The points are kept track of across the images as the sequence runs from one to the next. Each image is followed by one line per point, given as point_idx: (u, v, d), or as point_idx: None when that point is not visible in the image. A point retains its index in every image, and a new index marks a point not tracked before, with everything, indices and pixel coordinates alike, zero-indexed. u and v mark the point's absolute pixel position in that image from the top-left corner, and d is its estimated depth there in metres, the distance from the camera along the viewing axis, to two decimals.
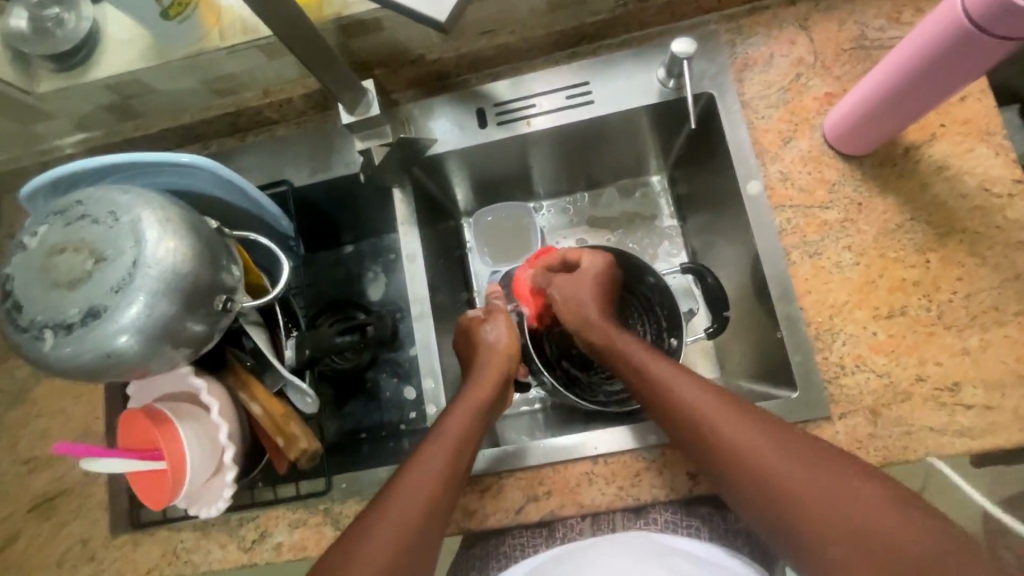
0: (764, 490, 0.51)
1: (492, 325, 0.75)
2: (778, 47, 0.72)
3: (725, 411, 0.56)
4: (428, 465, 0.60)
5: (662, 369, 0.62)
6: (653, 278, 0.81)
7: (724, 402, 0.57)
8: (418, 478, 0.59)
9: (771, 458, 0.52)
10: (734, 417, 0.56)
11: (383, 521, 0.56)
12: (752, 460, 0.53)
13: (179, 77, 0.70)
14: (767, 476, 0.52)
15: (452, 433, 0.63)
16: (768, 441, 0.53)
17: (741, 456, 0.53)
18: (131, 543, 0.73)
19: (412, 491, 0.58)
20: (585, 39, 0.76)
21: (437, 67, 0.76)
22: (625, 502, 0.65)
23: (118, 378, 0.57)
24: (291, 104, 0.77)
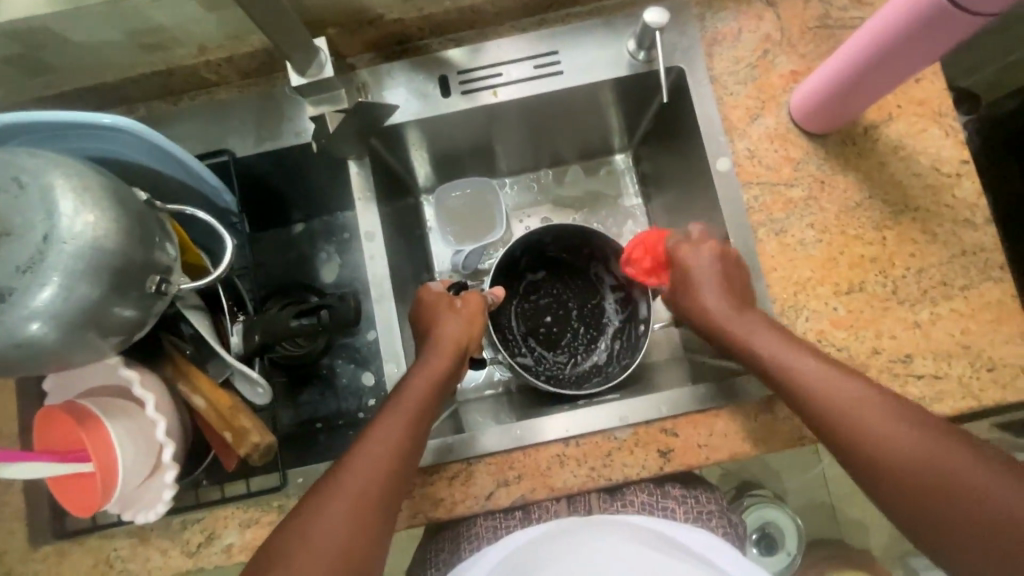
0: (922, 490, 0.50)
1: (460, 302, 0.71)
2: (746, 23, 0.71)
3: (880, 412, 0.53)
4: (383, 449, 0.57)
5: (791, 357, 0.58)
6: (629, 262, 0.79)
7: (862, 392, 0.55)
8: (373, 451, 0.56)
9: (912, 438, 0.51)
10: (878, 411, 0.53)
11: (333, 504, 0.53)
12: (904, 457, 0.51)
13: (97, 27, 0.61)
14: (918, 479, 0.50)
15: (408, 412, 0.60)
16: (916, 437, 0.51)
17: (878, 443, 0.52)
18: (56, 555, 0.65)
19: (367, 469, 0.55)
20: (554, 6, 0.72)
21: (396, 29, 0.70)
22: (598, 483, 0.65)
23: (30, 371, 0.49)
24: (232, 65, 0.69)
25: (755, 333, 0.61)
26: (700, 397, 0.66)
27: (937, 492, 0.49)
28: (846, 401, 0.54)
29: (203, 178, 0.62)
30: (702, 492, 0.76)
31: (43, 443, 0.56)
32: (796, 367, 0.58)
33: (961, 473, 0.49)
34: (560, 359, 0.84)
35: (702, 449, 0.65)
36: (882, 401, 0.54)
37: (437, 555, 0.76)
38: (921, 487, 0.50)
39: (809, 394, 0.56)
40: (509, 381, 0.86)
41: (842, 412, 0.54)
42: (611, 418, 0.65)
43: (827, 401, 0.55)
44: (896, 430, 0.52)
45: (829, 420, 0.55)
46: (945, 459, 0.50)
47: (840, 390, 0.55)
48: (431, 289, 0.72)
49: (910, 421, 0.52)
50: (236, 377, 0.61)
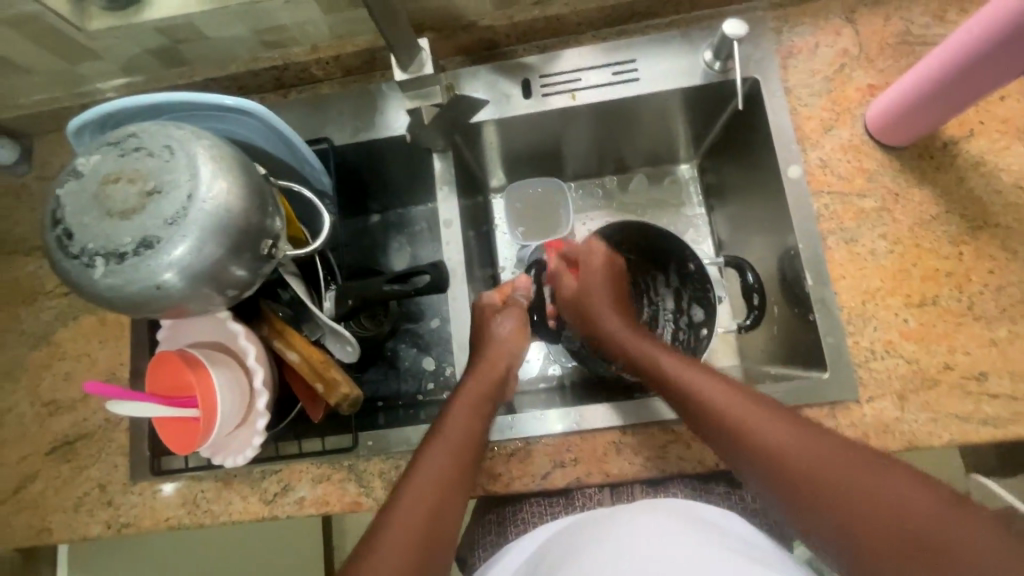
0: (809, 485, 0.47)
1: (505, 319, 0.74)
2: (823, 38, 0.73)
3: (750, 407, 0.54)
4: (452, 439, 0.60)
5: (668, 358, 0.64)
6: (694, 265, 0.82)
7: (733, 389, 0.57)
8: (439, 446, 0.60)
9: (801, 453, 0.49)
10: (748, 405, 0.54)
11: (416, 485, 0.56)
12: (784, 452, 0.50)
13: (232, 25, 0.70)
14: (796, 469, 0.49)
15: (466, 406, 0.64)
16: (787, 430, 0.51)
17: (753, 436, 0.52)
18: (151, 490, 0.72)
19: (442, 455, 0.59)
20: (634, 17, 0.76)
21: (487, 35, 0.75)
22: (651, 473, 0.66)
23: (160, 314, 0.57)
24: (339, 63, 0.76)
25: (610, 309, 0.75)
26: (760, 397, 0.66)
27: (823, 502, 0.46)
28: (713, 392, 0.57)
29: (308, 161, 0.69)
30: (746, 493, 0.77)
31: (154, 386, 0.62)
32: (694, 384, 0.59)
33: (827, 462, 0.48)
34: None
35: None
36: (749, 397, 0.56)
37: (485, 535, 0.79)
38: (814, 495, 0.47)
39: (731, 415, 0.55)
40: (563, 376, 0.88)
41: (752, 433, 0.52)
42: (669, 410, 0.67)
43: (730, 416, 0.54)
44: (788, 445, 0.50)
45: (708, 411, 0.56)
46: (859, 477, 0.46)
47: (759, 414, 0.53)
48: (484, 297, 0.76)
49: (759, 409, 0.54)
50: (327, 336, 0.66)
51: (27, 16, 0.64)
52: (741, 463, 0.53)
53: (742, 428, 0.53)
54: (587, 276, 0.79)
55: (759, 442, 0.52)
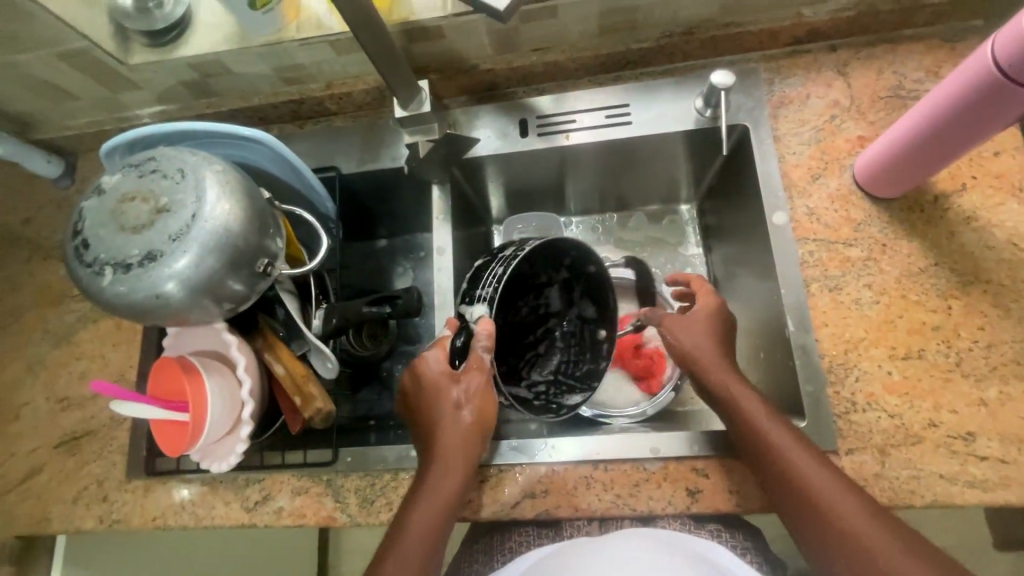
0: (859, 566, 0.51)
1: (465, 392, 0.65)
2: (815, 89, 0.74)
3: (819, 476, 0.55)
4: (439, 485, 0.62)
5: (740, 394, 0.62)
6: (594, 267, 0.71)
7: (804, 451, 0.57)
8: (431, 501, 0.61)
9: (843, 506, 0.53)
10: (818, 474, 0.56)
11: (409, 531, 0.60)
12: (843, 527, 0.53)
13: (253, 62, 0.76)
14: (855, 546, 0.52)
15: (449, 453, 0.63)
16: (849, 506, 0.53)
17: (815, 506, 0.54)
18: (143, 489, 0.76)
19: (431, 504, 0.61)
20: (630, 65, 0.78)
21: (489, 77, 0.79)
22: (621, 511, 0.65)
23: (160, 322, 0.61)
24: (350, 98, 0.82)
25: (725, 367, 0.65)
26: (734, 440, 0.66)
27: (855, 554, 0.51)
28: (786, 454, 0.57)
29: (312, 187, 0.74)
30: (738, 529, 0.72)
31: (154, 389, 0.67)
32: (763, 424, 0.60)
33: (884, 553, 0.50)
34: (533, 374, 0.74)
35: (731, 496, 0.64)
36: (820, 461, 0.57)
37: (470, 564, 0.78)
38: (847, 545, 0.52)
39: (796, 480, 0.56)
40: None
41: (815, 502, 0.54)
42: (643, 448, 0.67)
43: (798, 482, 0.56)
44: (836, 500, 0.54)
45: (777, 472, 0.57)
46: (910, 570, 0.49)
47: (825, 485, 0.55)
48: (433, 362, 0.65)
49: (827, 480, 0.55)
50: (311, 352, 0.69)
51: (74, 51, 0.71)
52: (795, 522, 0.56)
53: (806, 495, 0.55)
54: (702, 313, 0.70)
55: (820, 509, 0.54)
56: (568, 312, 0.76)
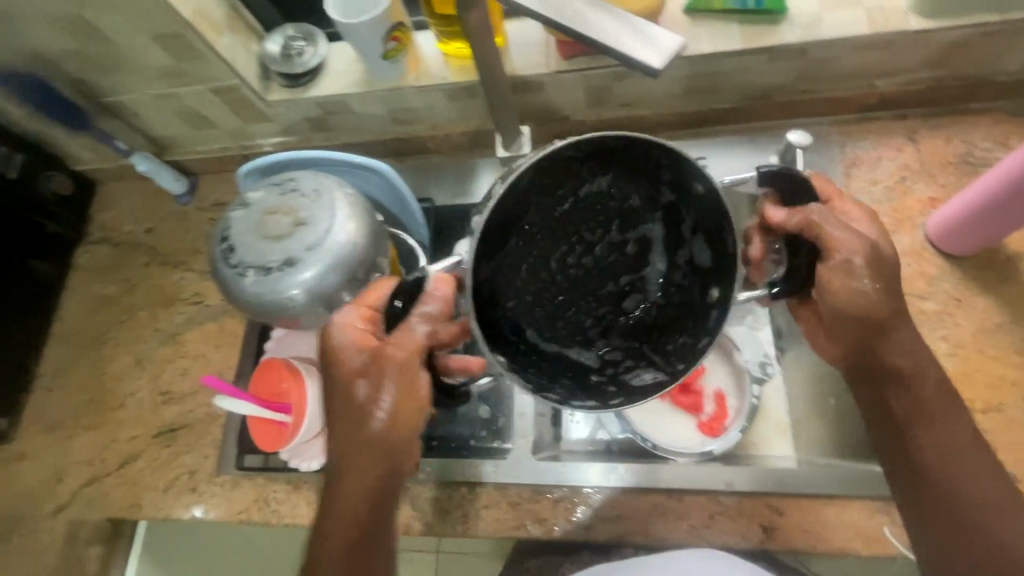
0: (996, 559, 0.54)
1: (368, 385, 0.55)
2: (885, 152, 0.79)
3: (979, 468, 0.56)
4: (359, 479, 0.56)
5: (926, 383, 0.58)
6: (703, 187, 0.52)
7: (971, 444, 0.57)
8: (350, 493, 0.57)
9: (991, 501, 0.55)
10: (977, 466, 0.56)
11: (336, 520, 0.57)
12: (987, 521, 0.55)
13: (373, 104, 0.85)
14: (995, 542, 0.54)
15: (369, 448, 0.56)
16: (998, 501, 0.55)
17: (966, 500, 0.55)
18: (231, 483, 0.80)
19: (352, 500, 0.57)
20: (709, 123, 0.85)
21: (578, 127, 0.87)
22: (695, 542, 0.67)
23: (282, 323, 0.68)
24: (450, 139, 0.91)
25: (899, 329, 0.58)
26: (811, 482, 0.66)
27: (988, 548, 0.54)
28: (951, 448, 0.57)
29: (413, 214, 0.82)
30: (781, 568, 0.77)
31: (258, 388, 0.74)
32: (937, 415, 0.57)
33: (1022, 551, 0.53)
34: (611, 337, 0.58)
35: (807, 536, 0.65)
36: (983, 455, 0.57)
37: None
38: (987, 539, 0.54)
39: (955, 473, 0.56)
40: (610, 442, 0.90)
41: (970, 496, 0.55)
42: (718, 481, 0.68)
43: (954, 474, 0.56)
44: (988, 499, 0.55)
45: (937, 462, 0.56)
46: None
47: (982, 481, 0.56)
48: (348, 331, 0.56)
49: (984, 476, 0.56)
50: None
51: (223, 87, 0.82)
52: (937, 513, 0.56)
53: (963, 487, 0.56)
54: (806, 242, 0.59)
55: (969, 502, 0.55)
56: (664, 266, 0.58)
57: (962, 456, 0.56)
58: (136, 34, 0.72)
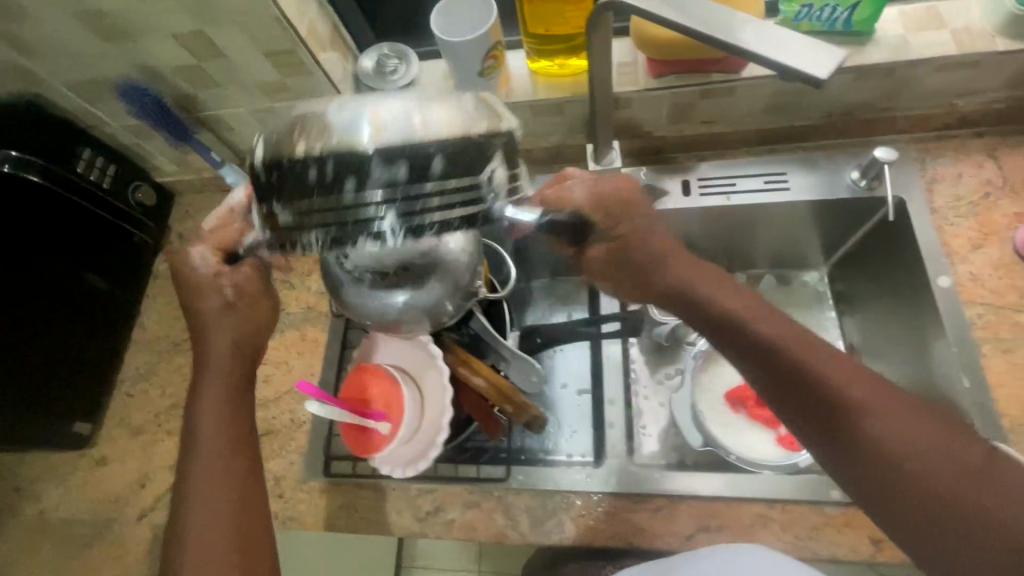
0: (897, 486, 0.51)
1: (232, 294, 0.67)
2: (966, 168, 0.81)
3: (858, 379, 0.55)
4: (207, 436, 0.63)
5: (769, 320, 0.59)
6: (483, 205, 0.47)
7: (860, 370, 0.55)
8: (207, 452, 0.62)
9: (895, 423, 0.53)
10: (881, 391, 0.54)
11: (199, 479, 0.62)
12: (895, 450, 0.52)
13: None
14: (906, 465, 0.51)
15: (215, 401, 0.65)
16: (896, 420, 0.53)
17: (875, 432, 0.53)
18: (318, 490, 0.80)
19: (207, 456, 0.62)
20: (786, 139, 0.88)
21: (657, 142, 0.90)
22: (801, 553, 0.66)
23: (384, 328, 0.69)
24: (530, 154, 0.94)
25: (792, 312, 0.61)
26: None
27: (913, 484, 0.51)
28: (840, 377, 0.55)
29: None
30: None
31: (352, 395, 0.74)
32: (813, 351, 0.56)
33: (930, 466, 0.51)
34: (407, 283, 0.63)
35: None
36: (863, 373, 0.55)
37: None
38: (899, 471, 0.51)
39: (854, 404, 0.53)
40: (684, 455, 0.90)
41: (875, 426, 0.53)
42: (821, 491, 0.68)
43: (864, 407, 0.53)
44: (890, 423, 0.53)
45: (828, 397, 0.54)
46: (952, 478, 0.50)
47: (880, 400, 0.54)
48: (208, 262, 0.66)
49: (876, 396, 0.54)
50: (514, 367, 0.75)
51: None
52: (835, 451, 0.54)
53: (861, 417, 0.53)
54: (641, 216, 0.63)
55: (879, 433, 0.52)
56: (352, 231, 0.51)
57: (855, 414, 0.53)
58: (251, 50, 0.76)
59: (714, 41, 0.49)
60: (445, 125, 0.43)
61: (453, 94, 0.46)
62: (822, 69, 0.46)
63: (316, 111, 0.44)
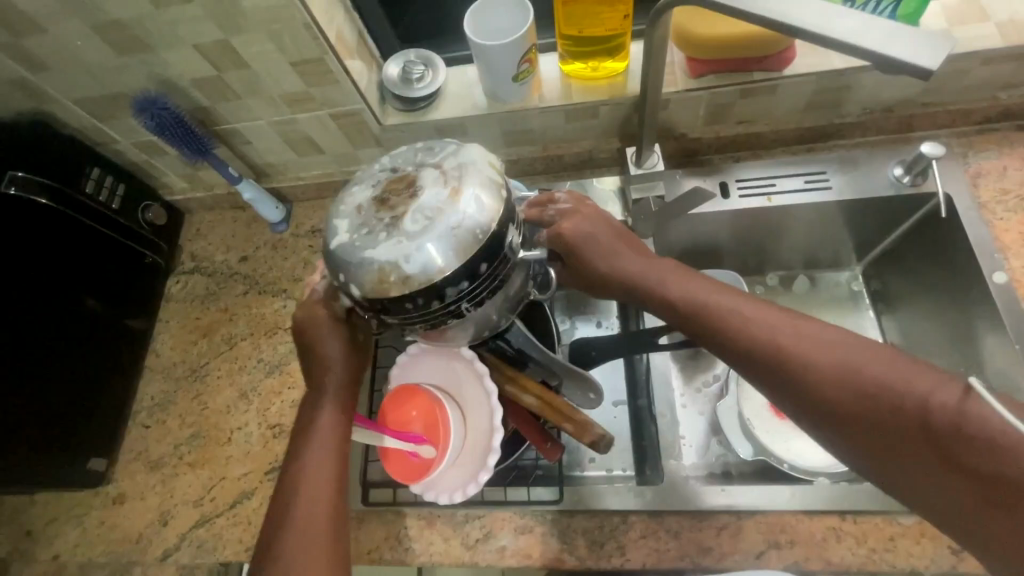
0: (843, 424, 0.51)
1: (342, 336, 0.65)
2: (1011, 161, 0.80)
3: (791, 324, 0.55)
4: (317, 472, 0.60)
5: (694, 285, 0.60)
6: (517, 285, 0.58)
7: (780, 314, 0.56)
8: (313, 487, 0.59)
9: (827, 358, 0.52)
10: (782, 328, 0.55)
11: (296, 512, 0.58)
12: (830, 389, 0.51)
13: (492, 126, 0.86)
14: (844, 403, 0.50)
15: (326, 441, 0.61)
16: (826, 354, 0.52)
17: (805, 372, 0.52)
18: (357, 521, 0.75)
19: (314, 492, 0.59)
20: (823, 138, 0.86)
21: (693, 145, 0.88)
22: (879, 567, 0.63)
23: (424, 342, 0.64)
24: (561, 160, 0.91)
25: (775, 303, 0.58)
26: None
27: (862, 418, 0.50)
28: (759, 326, 0.55)
29: None
30: None
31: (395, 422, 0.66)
32: (734, 308, 0.57)
33: (878, 395, 0.49)
34: None
35: None
36: (792, 319, 0.55)
37: None
38: (845, 406, 0.50)
39: (781, 351, 0.53)
40: (729, 465, 0.87)
41: (807, 368, 0.52)
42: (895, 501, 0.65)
43: (790, 354, 0.53)
44: (823, 364, 0.52)
45: (752, 349, 0.55)
46: (896, 399, 0.49)
47: (803, 340, 0.53)
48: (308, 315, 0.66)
49: (800, 339, 0.53)
50: (572, 385, 0.70)
51: (348, 111, 0.82)
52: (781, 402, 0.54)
53: (791, 362, 0.53)
54: (599, 224, 0.64)
55: (808, 374, 0.52)
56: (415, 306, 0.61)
57: (784, 363, 0.53)
58: (277, 59, 0.73)
59: (805, 30, 0.46)
60: (482, 230, 0.50)
61: (466, 170, 0.52)
62: (931, 58, 0.42)
63: (395, 263, 0.49)
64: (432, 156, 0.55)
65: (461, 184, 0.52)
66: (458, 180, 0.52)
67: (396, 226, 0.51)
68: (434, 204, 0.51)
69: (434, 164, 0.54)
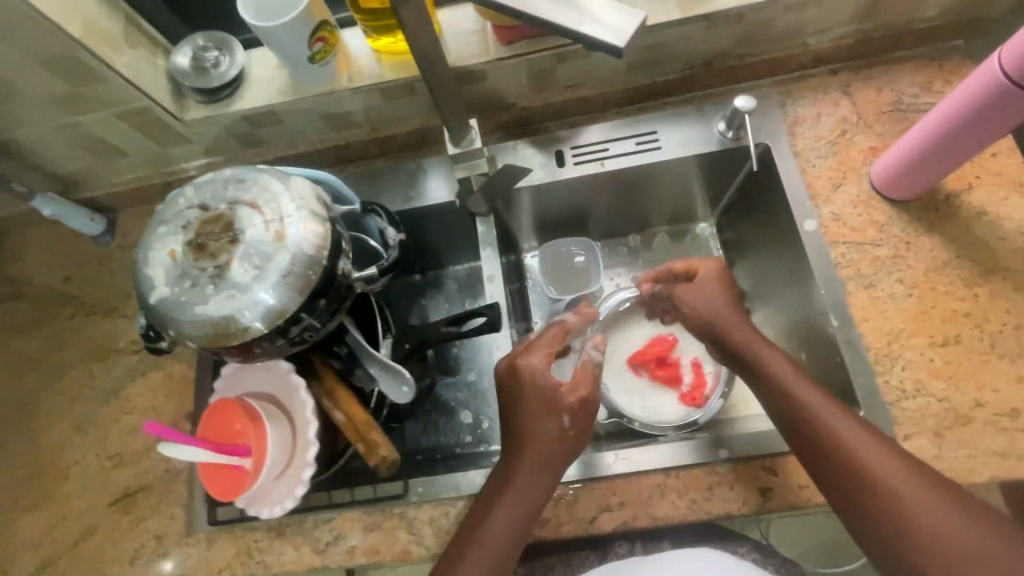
0: (866, 504, 0.57)
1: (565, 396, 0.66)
2: (823, 108, 0.81)
3: (838, 409, 0.61)
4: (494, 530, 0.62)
5: (762, 350, 0.68)
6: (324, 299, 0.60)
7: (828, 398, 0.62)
8: (488, 540, 0.61)
9: (868, 447, 0.58)
10: (832, 410, 0.61)
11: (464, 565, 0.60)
12: (863, 471, 0.57)
13: (306, 112, 0.80)
14: (870, 486, 0.57)
15: (522, 501, 0.63)
16: (867, 444, 0.58)
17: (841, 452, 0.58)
18: (205, 541, 0.74)
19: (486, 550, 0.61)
20: (653, 96, 0.85)
21: (527, 114, 0.85)
22: (697, 515, 0.67)
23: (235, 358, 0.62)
24: (394, 140, 0.86)
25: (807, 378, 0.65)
26: None
27: (873, 501, 0.56)
28: (811, 401, 0.62)
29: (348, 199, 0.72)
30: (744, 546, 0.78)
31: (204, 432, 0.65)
32: (790, 379, 0.64)
33: (896, 490, 0.56)
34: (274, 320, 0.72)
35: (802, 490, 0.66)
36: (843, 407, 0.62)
37: None
38: (862, 486, 0.57)
39: (821, 428, 0.60)
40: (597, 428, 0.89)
41: (844, 451, 0.58)
42: (711, 452, 0.69)
43: (830, 435, 0.59)
44: (861, 449, 0.58)
45: (800, 418, 0.62)
46: (915, 497, 0.55)
47: (847, 426, 0.60)
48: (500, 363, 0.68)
49: (852, 425, 0.60)
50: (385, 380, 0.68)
51: (134, 109, 0.74)
52: (811, 467, 0.61)
53: (833, 441, 0.59)
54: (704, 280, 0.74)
55: (846, 456, 0.58)
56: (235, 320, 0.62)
57: (818, 435, 0.60)
58: (22, 59, 0.64)
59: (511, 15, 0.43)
60: (301, 267, 0.58)
61: (280, 215, 0.59)
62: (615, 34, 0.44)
63: (226, 312, 0.57)
64: (245, 202, 0.60)
65: (281, 227, 0.59)
66: (278, 224, 0.59)
67: (221, 276, 0.58)
68: (258, 250, 0.58)
69: (252, 208, 0.60)
